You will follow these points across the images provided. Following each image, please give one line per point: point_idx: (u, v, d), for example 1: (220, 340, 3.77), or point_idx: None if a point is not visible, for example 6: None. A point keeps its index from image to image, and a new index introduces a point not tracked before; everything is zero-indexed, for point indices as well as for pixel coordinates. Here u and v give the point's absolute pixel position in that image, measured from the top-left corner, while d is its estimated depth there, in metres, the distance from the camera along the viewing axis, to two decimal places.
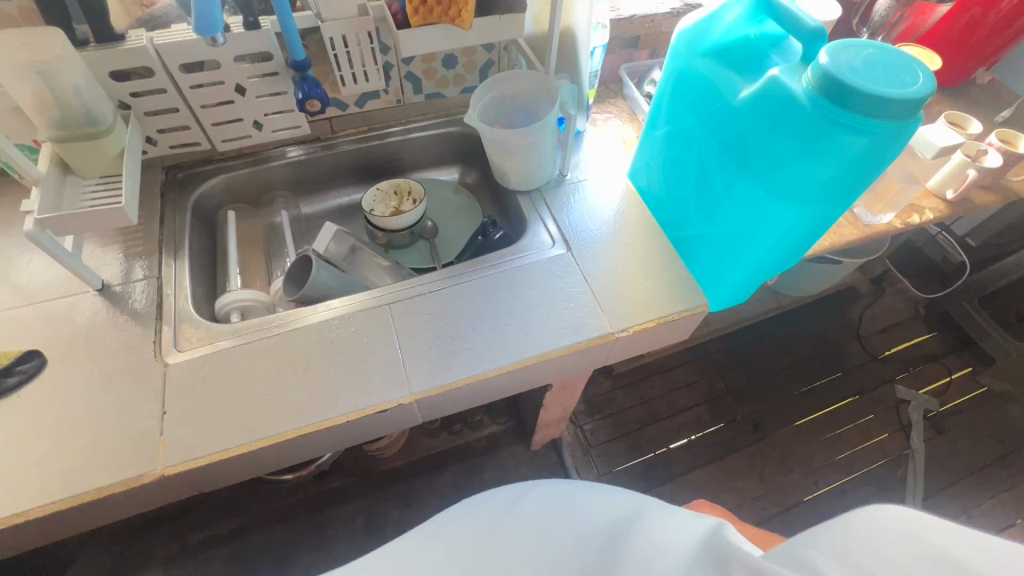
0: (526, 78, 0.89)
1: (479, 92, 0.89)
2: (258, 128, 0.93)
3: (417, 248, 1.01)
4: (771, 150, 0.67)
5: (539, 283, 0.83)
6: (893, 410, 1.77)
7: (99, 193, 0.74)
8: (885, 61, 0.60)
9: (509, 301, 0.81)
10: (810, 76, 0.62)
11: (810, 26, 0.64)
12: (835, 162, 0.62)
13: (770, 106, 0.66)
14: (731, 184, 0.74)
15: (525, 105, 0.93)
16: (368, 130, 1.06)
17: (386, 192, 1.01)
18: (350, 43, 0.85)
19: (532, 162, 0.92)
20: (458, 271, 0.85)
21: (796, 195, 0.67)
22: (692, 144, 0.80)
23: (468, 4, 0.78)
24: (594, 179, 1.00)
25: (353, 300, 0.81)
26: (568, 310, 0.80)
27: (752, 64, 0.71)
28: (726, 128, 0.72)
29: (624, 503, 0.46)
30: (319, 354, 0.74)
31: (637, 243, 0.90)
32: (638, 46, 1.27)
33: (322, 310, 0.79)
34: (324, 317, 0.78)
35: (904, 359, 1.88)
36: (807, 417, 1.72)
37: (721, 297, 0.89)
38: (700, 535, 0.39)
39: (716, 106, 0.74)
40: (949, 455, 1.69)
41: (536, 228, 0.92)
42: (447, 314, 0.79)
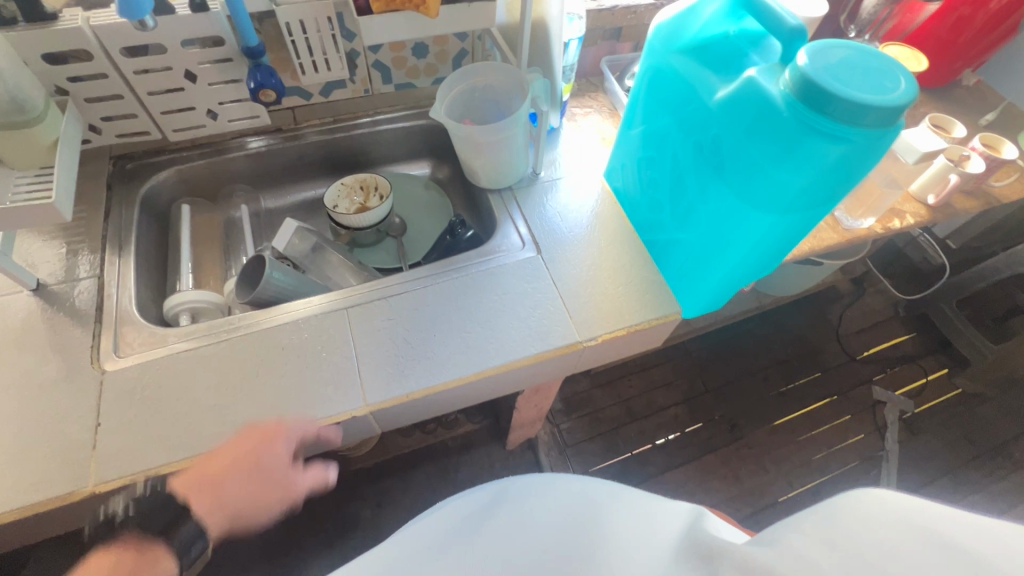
0: (497, 71, 0.85)
1: (447, 85, 0.84)
2: (213, 117, 0.87)
3: (383, 246, 0.98)
4: (746, 155, 0.63)
5: (506, 287, 0.79)
6: (870, 411, 1.77)
7: (30, 186, 0.69)
8: (866, 64, 0.57)
9: (473, 307, 0.77)
10: (788, 78, 0.58)
11: (790, 25, 0.60)
12: (811, 171, 0.59)
13: (746, 109, 0.62)
14: (705, 189, 0.71)
15: (497, 100, 0.88)
16: (333, 121, 1.01)
17: (351, 187, 0.96)
18: (308, 29, 0.79)
19: (503, 160, 0.87)
20: (422, 274, 0.81)
21: (771, 204, 0.63)
22: (667, 146, 0.76)
23: None
24: (569, 178, 0.96)
25: (308, 304, 0.76)
26: (535, 317, 0.77)
27: (729, 63, 0.67)
28: (701, 131, 0.69)
29: (603, 492, 0.43)
30: (270, 362, 0.70)
31: (610, 247, 0.86)
32: (620, 38, 1.23)
33: (275, 315, 0.75)
34: (277, 322, 0.74)
35: (882, 360, 1.88)
36: (783, 418, 1.72)
37: (695, 304, 0.86)
38: (677, 529, 0.37)
39: (691, 107, 0.70)
40: (923, 457, 1.70)
41: (506, 229, 0.88)
42: (408, 321, 0.75)
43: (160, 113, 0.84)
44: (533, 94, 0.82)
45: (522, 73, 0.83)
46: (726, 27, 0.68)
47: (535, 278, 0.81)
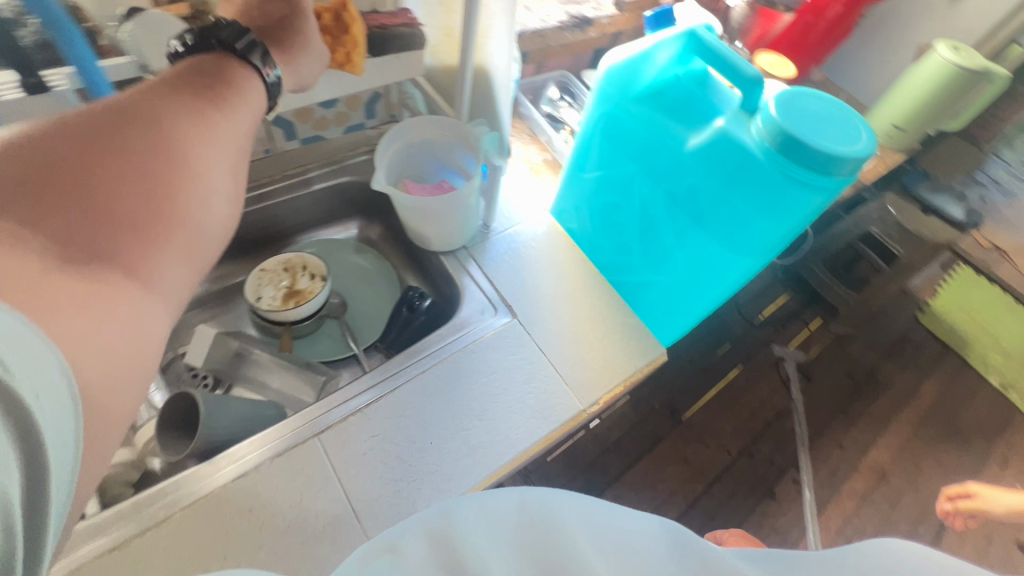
0: (434, 124, 0.76)
1: (382, 147, 0.73)
2: None
3: (325, 332, 0.84)
4: (726, 204, 0.63)
5: (492, 366, 0.72)
6: (775, 370, 1.93)
7: None
8: (827, 111, 0.59)
9: (463, 397, 0.69)
10: (761, 130, 0.59)
11: (750, 74, 0.61)
12: (792, 217, 0.61)
13: (722, 160, 0.62)
14: (682, 235, 0.70)
15: (436, 154, 0.80)
16: None
17: (273, 271, 0.81)
18: None
19: (457, 221, 0.79)
20: (394, 369, 0.70)
21: (755, 249, 0.64)
22: (632, 191, 0.74)
23: (357, 45, 0.63)
24: (520, 224, 0.91)
25: (266, 440, 0.62)
26: (531, 393, 0.71)
27: (689, 109, 0.67)
28: (672, 179, 0.68)
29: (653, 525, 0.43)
30: (236, 532, 0.56)
31: (582, 295, 0.83)
32: (528, 61, 1.19)
33: (225, 466, 0.60)
34: (231, 474, 0.59)
35: (777, 322, 2.01)
36: (711, 393, 1.85)
37: (671, 337, 0.86)
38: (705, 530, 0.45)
39: (657, 155, 0.69)
40: (822, 401, 1.90)
41: (472, 294, 0.81)
42: (395, 432, 0.65)
43: None
44: (483, 149, 0.74)
45: (463, 125, 0.75)
46: (677, 70, 0.67)
47: (518, 347, 0.75)
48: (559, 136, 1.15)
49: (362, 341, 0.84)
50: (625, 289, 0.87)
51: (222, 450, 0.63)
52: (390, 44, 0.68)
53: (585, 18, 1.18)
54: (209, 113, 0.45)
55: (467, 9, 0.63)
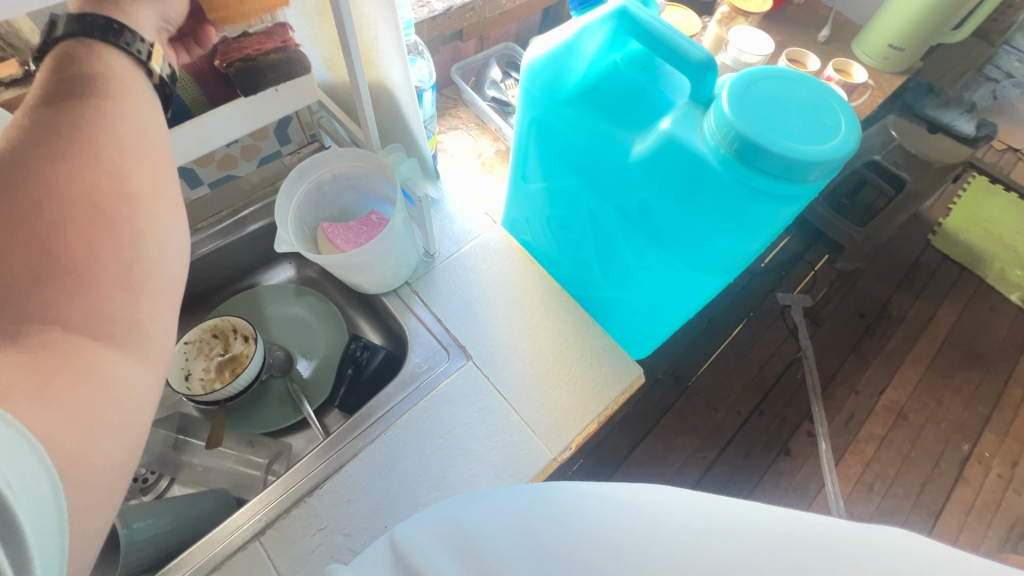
0: (342, 156, 0.66)
1: (285, 194, 0.64)
2: None
3: (274, 394, 0.77)
4: (683, 221, 0.53)
5: (448, 423, 0.65)
6: (780, 318, 1.74)
7: None
8: (793, 97, 0.48)
9: (419, 465, 0.63)
10: (713, 131, 0.47)
11: (696, 58, 0.49)
12: (761, 231, 0.50)
13: (672, 171, 0.51)
14: (640, 254, 0.60)
15: (354, 185, 0.70)
16: None
17: (202, 340, 0.74)
18: None
19: (390, 263, 0.70)
20: (339, 443, 0.64)
21: (723, 266, 0.55)
22: (580, 204, 0.64)
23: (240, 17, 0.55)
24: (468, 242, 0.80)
25: (202, 551, 0.57)
26: (494, 449, 0.64)
27: (630, 106, 0.55)
28: (620, 192, 0.57)
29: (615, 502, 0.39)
30: None
31: (543, 319, 0.74)
32: (463, 39, 1.04)
33: None
34: None
35: (777, 267, 1.77)
36: (715, 355, 1.66)
37: (648, 348, 0.78)
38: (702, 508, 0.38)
39: (599, 165, 0.58)
40: (831, 344, 1.72)
41: (420, 337, 0.72)
42: (346, 519, 0.59)
43: None
44: (400, 180, 0.64)
45: (375, 153, 0.65)
46: (614, 58, 0.56)
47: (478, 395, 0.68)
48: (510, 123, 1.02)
49: (314, 400, 0.77)
50: (592, 305, 0.78)
51: (160, 565, 0.57)
52: (264, 77, 0.56)
53: None
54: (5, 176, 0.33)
55: (339, 26, 0.51)
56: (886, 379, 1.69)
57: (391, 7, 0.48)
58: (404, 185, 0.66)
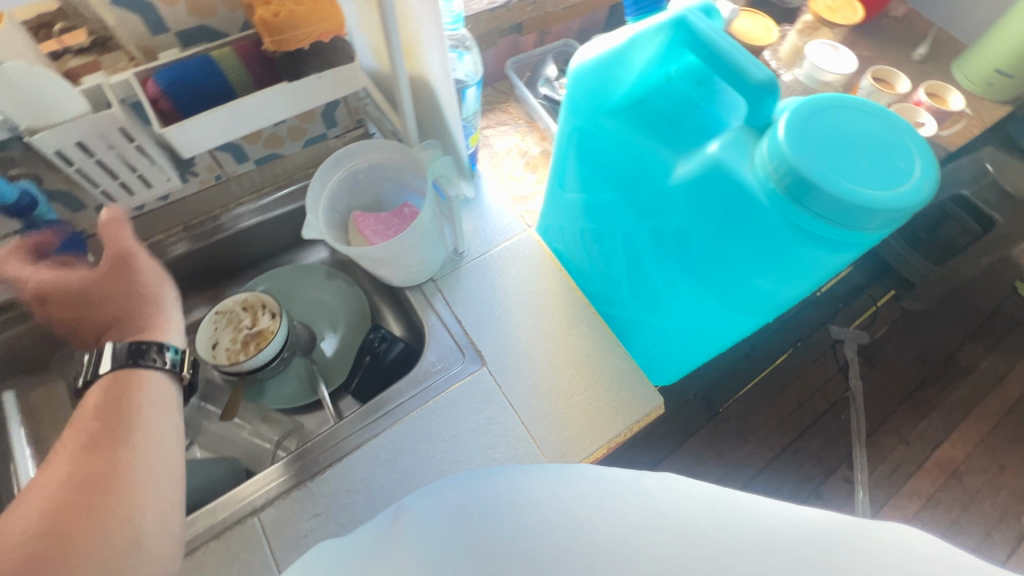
0: (379, 147, 0.65)
1: (319, 180, 0.64)
2: None
3: (293, 372, 0.79)
4: (720, 254, 0.49)
5: (453, 427, 0.64)
6: (829, 354, 1.60)
7: None
8: (862, 131, 0.43)
9: (419, 466, 0.62)
10: (764, 162, 0.43)
11: (756, 78, 0.44)
12: (805, 275, 0.46)
13: (714, 199, 0.47)
14: (672, 282, 0.56)
15: (388, 176, 0.69)
16: (186, 228, 0.78)
17: (232, 311, 0.76)
18: (97, 150, 0.56)
19: (415, 259, 0.69)
20: (345, 432, 0.64)
21: (759, 306, 0.51)
22: (614, 221, 0.61)
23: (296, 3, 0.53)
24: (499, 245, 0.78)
25: (202, 518, 0.58)
26: (497, 461, 0.63)
27: (678, 123, 0.51)
28: (656, 214, 0.53)
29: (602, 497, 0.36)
30: None
31: (565, 332, 0.71)
32: (522, 32, 1.01)
33: None
34: None
35: (834, 298, 1.63)
36: (752, 383, 1.55)
37: (671, 375, 0.74)
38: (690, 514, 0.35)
39: (637, 183, 0.54)
40: (882, 388, 1.59)
41: (439, 336, 0.71)
42: (341, 510, 0.59)
43: None
44: (432, 178, 0.63)
45: (410, 148, 0.64)
46: (668, 69, 0.51)
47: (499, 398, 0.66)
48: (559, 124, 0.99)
49: (330, 384, 0.78)
50: (617, 323, 0.75)
51: None
52: (306, 64, 0.56)
53: None
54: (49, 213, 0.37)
55: (382, 19, 0.50)
56: (942, 435, 1.54)
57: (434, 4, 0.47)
58: (437, 182, 0.65)
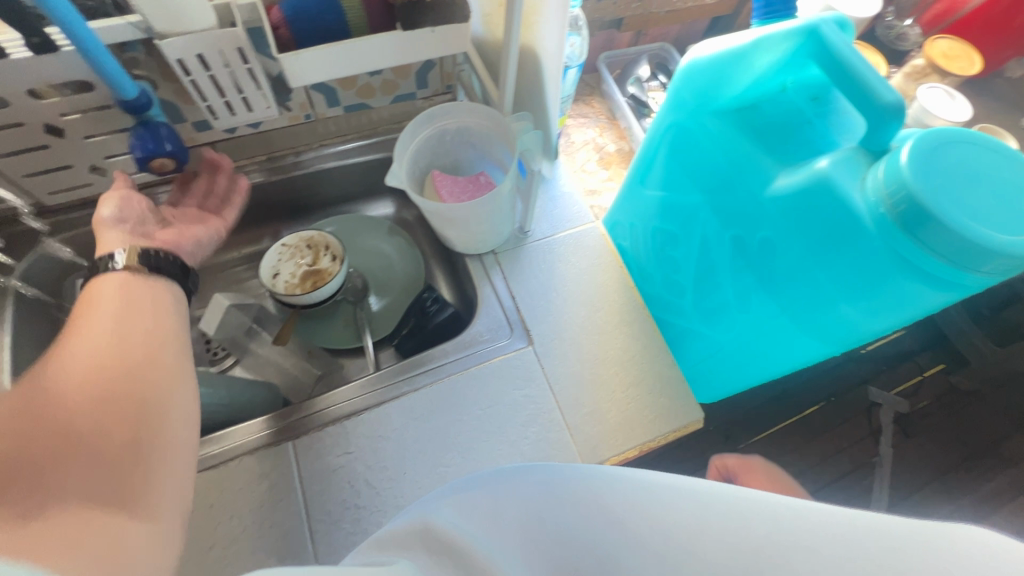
0: (471, 111, 0.65)
1: (409, 133, 0.64)
2: (101, 173, 0.67)
3: (341, 316, 0.81)
4: (807, 274, 0.48)
5: (491, 398, 0.65)
6: (864, 415, 1.52)
7: None
8: (989, 171, 0.41)
9: (451, 428, 0.62)
10: (879, 186, 0.42)
11: (885, 101, 0.43)
12: (896, 309, 0.44)
13: (813, 217, 0.46)
14: (744, 296, 0.55)
15: (473, 142, 0.69)
16: (269, 159, 0.81)
17: (295, 247, 0.78)
18: (213, 65, 0.58)
19: (483, 228, 0.70)
20: (385, 382, 0.65)
21: (835, 335, 0.49)
22: (693, 225, 0.59)
23: None
24: (565, 232, 0.78)
25: (239, 433, 0.60)
26: (528, 439, 0.62)
27: (785, 135, 0.50)
28: (744, 224, 0.52)
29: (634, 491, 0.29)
30: (194, 525, 0.55)
31: (616, 329, 0.71)
32: (621, 28, 1.00)
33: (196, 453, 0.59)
34: (203, 462, 0.58)
35: (880, 358, 1.55)
36: (778, 428, 1.48)
37: (713, 394, 0.73)
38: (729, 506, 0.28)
39: (730, 190, 0.53)
40: (914, 462, 1.49)
41: (490, 308, 0.72)
42: (371, 453, 0.60)
43: (24, 175, 0.63)
44: (520, 150, 0.63)
45: (503, 117, 0.64)
46: (785, 79, 0.51)
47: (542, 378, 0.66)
48: (641, 125, 0.97)
49: (375, 334, 0.80)
50: (669, 332, 0.74)
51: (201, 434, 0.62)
52: (423, 16, 0.57)
53: None
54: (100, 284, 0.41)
55: None
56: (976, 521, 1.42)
57: None
58: (521, 156, 0.65)
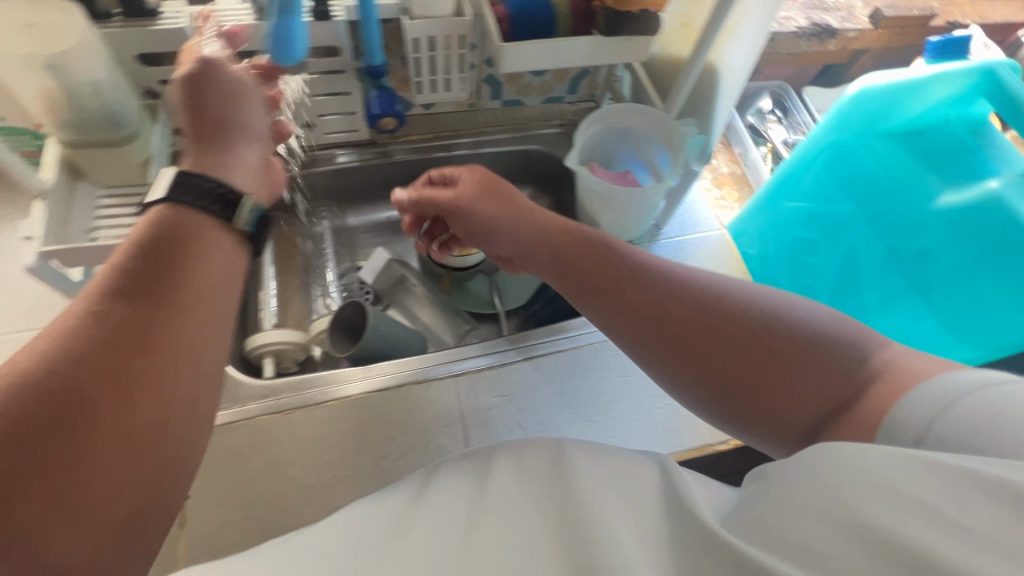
0: (640, 114, 0.74)
1: (584, 126, 0.74)
2: (309, 129, 0.77)
3: (476, 285, 0.89)
4: (971, 283, 0.54)
5: (627, 368, 0.70)
6: None
7: (116, 213, 0.60)
8: None
9: (592, 388, 0.68)
10: None
11: None
12: None
13: (983, 230, 0.53)
14: (892, 299, 0.62)
15: (632, 142, 0.78)
16: (431, 137, 0.89)
17: None
18: (438, 47, 0.68)
19: (630, 218, 0.77)
20: (532, 341, 0.72)
21: (989, 340, 0.56)
22: (841, 236, 0.66)
23: None
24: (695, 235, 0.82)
25: (409, 364, 0.67)
26: (661, 410, 0.68)
27: (949, 160, 0.57)
28: (902, 234, 0.59)
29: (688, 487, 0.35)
30: (370, 436, 0.63)
31: None
32: None
33: (371, 376, 0.66)
34: (378, 385, 0.66)
35: None
36: None
37: None
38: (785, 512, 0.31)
39: (891, 203, 0.60)
40: None
41: None
42: (522, 400, 0.67)
43: None
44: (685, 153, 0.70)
45: (671, 122, 0.72)
46: (949, 112, 0.57)
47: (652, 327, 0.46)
48: (757, 150, 1.05)
49: (507, 303, 0.87)
50: None
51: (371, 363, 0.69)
52: (625, 25, 0.66)
53: (827, 28, 1.06)
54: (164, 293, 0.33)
55: (719, 3, 0.59)
56: None
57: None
58: (679, 159, 0.72)
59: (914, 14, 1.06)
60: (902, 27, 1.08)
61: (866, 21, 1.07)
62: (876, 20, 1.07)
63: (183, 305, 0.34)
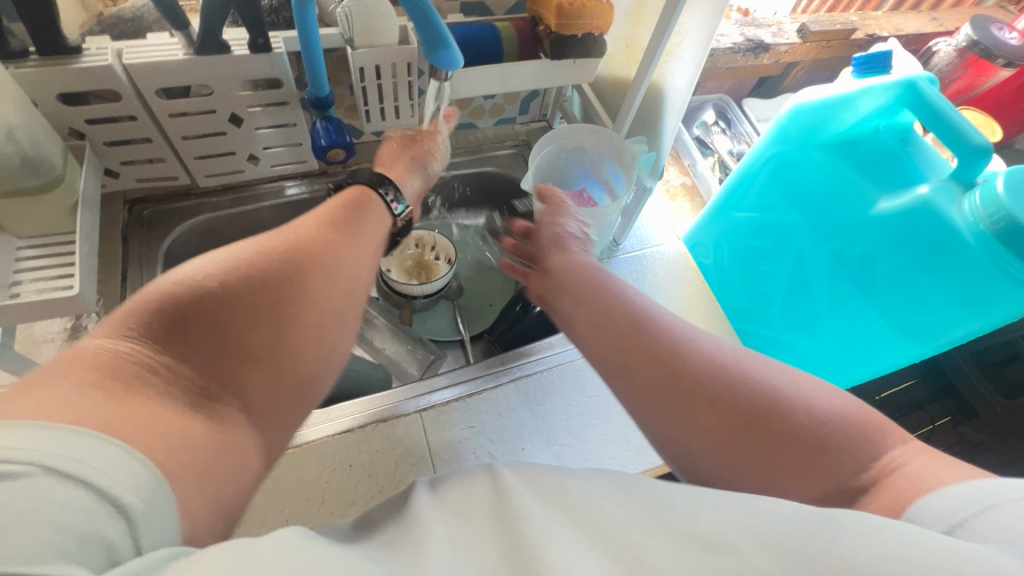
0: (591, 133, 0.75)
1: (537, 146, 0.75)
2: (254, 161, 0.74)
3: (439, 312, 0.87)
4: (910, 286, 0.58)
5: (595, 387, 0.70)
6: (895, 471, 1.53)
7: (43, 266, 0.55)
8: None
9: (562, 411, 0.68)
10: (979, 207, 0.51)
11: (975, 142, 0.52)
12: (994, 313, 0.53)
13: (917, 233, 0.56)
14: (840, 303, 0.65)
15: (587, 161, 0.78)
16: None
17: (405, 246, 0.85)
18: (385, 75, 0.67)
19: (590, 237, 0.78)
20: (502, 367, 0.71)
21: (929, 339, 0.59)
22: (788, 243, 0.68)
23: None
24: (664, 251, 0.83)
25: (365, 406, 0.64)
26: (630, 427, 0.68)
27: (884, 167, 0.60)
28: (845, 239, 0.62)
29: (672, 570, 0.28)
30: (333, 483, 0.59)
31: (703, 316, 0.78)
32: None
33: (323, 422, 0.62)
34: (330, 431, 0.62)
35: None
36: None
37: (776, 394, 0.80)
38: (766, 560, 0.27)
39: (832, 211, 0.63)
40: None
41: None
42: (493, 429, 0.65)
43: (194, 158, 0.70)
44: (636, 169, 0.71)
45: (620, 140, 0.72)
46: (878, 122, 0.60)
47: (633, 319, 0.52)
48: (705, 162, 1.08)
49: (472, 328, 0.86)
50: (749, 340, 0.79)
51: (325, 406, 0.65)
52: (570, 48, 0.66)
53: (761, 43, 1.11)
54: (324, 268, 0.45)
55: (659, 25, 0.61)
56: None
57: (713, 20, 0.58)
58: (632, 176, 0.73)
59: (837, 28, 1.13)
60: (828, 41, 1.15)
61: (795, 36, 1.13)
62: (804, 34, 1.13)
63: (300, 331, 0.41)
